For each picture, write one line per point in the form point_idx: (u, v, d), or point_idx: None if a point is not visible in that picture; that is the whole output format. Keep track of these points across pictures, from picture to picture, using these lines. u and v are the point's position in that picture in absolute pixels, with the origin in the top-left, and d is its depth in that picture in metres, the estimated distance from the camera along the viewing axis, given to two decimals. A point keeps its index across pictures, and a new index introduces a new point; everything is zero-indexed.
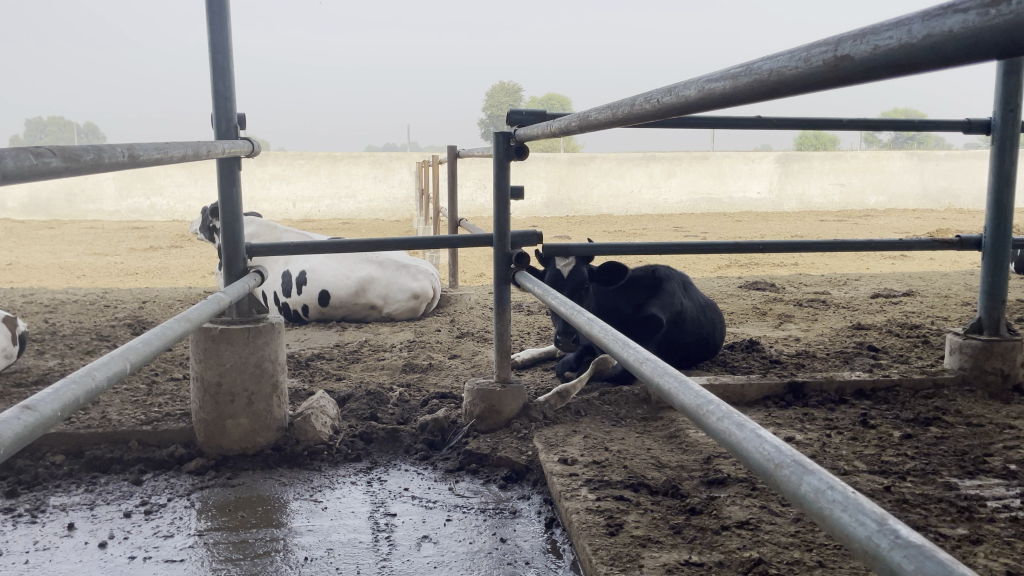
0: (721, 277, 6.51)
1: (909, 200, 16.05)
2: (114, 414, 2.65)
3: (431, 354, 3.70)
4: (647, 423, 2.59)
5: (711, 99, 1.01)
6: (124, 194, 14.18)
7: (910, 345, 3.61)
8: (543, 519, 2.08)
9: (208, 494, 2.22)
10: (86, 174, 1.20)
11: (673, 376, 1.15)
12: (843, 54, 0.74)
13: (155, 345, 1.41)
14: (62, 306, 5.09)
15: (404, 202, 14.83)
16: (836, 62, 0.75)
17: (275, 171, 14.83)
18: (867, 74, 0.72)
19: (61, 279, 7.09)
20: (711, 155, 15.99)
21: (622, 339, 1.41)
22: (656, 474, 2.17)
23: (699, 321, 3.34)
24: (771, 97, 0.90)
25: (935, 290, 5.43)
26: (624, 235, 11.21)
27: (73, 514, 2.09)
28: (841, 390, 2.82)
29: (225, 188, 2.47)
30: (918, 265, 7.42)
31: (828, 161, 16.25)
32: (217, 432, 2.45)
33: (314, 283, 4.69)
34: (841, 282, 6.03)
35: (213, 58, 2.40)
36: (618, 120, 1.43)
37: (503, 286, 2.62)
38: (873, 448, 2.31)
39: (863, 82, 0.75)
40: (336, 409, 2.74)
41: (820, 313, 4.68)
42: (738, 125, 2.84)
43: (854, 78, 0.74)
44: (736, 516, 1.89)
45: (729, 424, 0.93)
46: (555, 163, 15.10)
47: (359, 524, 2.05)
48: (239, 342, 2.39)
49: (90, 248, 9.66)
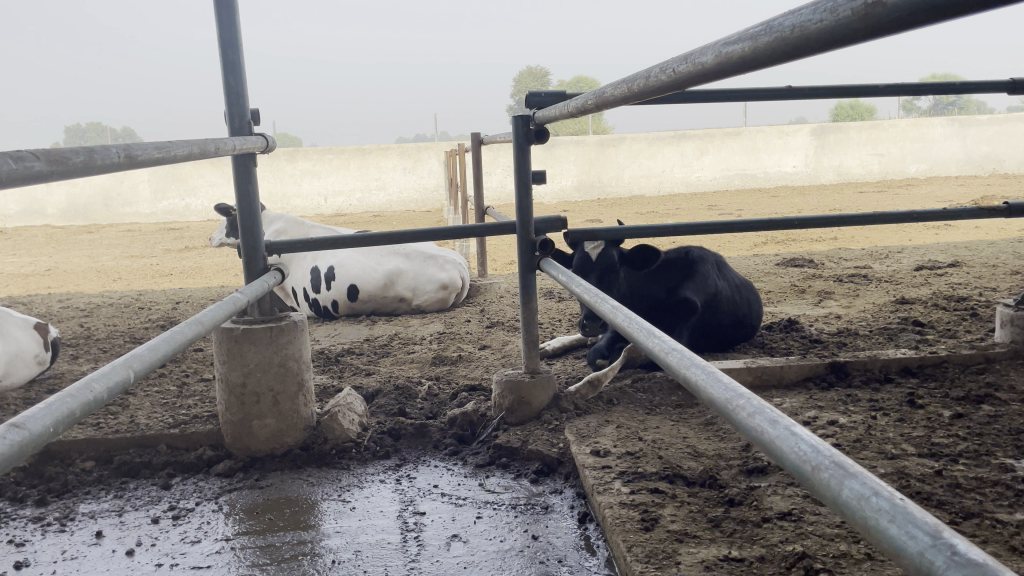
0: (758, 255, 6.36)
1: (951, 166, 15.61)
2: (142, 418, 2.64)
3: (461, 345, 3.65)
4: (682, 410, 2.51)
5: (728, 65, 0.92)
6: (160, 196, 14.39)
7: (957, 319, 3.46)
8: (576, 514, 2.00)
9: (236, 497, 2.19)
10: (76, 178, 1.14)
11: (702, 368, 1.06)
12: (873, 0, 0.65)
13: (162, 351, 1.36)
14: (97, 310, 5.14)
15: (434, 192, 14.82)
16: (865, 10, 0.66)
17: (305, 167, 14.91)
18: (902, 21, 0.63)
19: (97, 283, 7.18)
20: (743, 130, 15.67)
21: (648, 328, 1.32)
22: (692, 463, 2.08)
23: (735, 303, 3.23)
24: (794, 58, 0.81)
25: (982, 259, 5.23)
26: (657, 216, 11.07)
27: (102, 521, 2.08)
28: (886, 368, 2.70)
29: (241, 186, 2.43)
30: (963, 233, 7.19)
31: (865, 131, 15.84)
32: (244, 433, 2.41)
33: (342, 278, 4.65)
34: (883, 255, 5.85)
35: (223, 53, 2.35)
36: (634, 94, 1.34)
37: (528, 273, 2.54)
38: (923, 429, 2.20)
39: (904, 32, 0.66)
40: (363, 406, 2.69)
41: (861, 288, 4.52)
42: (768, 96, 2.72)
43: (886, 27, 0.66)
44: (778, 506, 1.80)
45: (762, 421, 0.85)
46: (584, 146, 14.95)
47: (388, 524, 2.00)
48: (262, 341, 2.35)
49: (128, 250, 9.79)
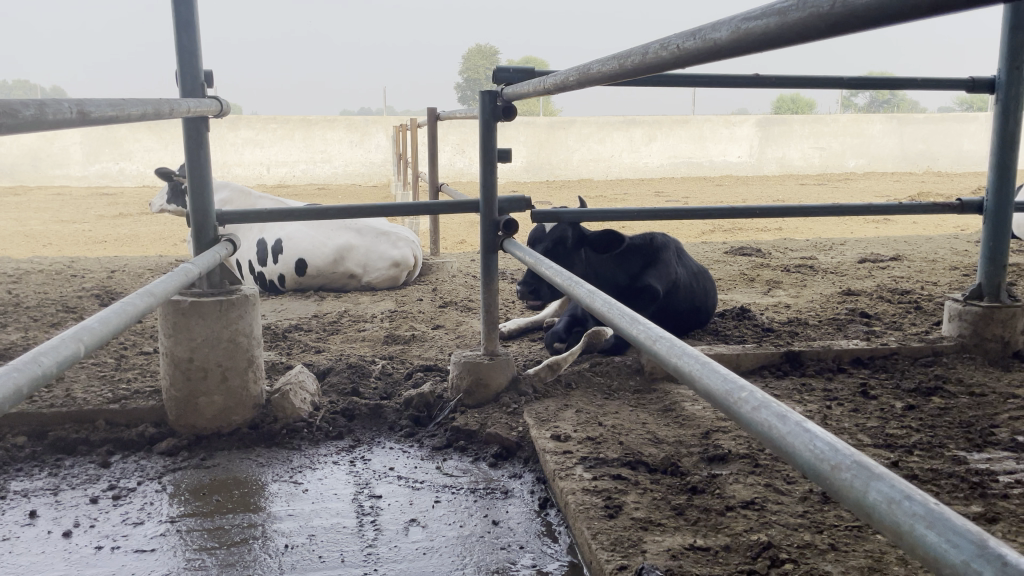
0: (706, 242, 6.42)
1: (888, 163, 16.06)
2: (79, 392, 2.50)
3: (413, 324, 3.58)
4: (640, 395, 2.50)
5: (746, 42, 0.91)
6: (92, 159, 13.82)
7: (903, 311, 3.54)
8: (537, 500, 1.97)
9: (180, 477, 2.10)
10: (26, 132, 1.04)
11: (694, 357, 1.03)
12: None
13: (114, 324, 1.27)
14: (26, 277, 4.89)
15: (380, 167, 14.59)
16: None
17: (247, 135, 14.49)
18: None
19: (25, 248, 6.85)
20: (691, 118, 15.81)
21: (630, 315, 1.29)
22: (653, 450, 2.07)
23: (692, 290, 3.27)
24: (826, 36, 0.80)
25: (922, 254, 5.37)
26: (605, 200, 11.10)
27: (35, 500, 1.96)
28: (839, 358, 2.74)
29: (192, 151, 2.31)
30: (901, 228, 7.40)
31: (808, 124, 16.16)
32: (189, 410, 2.31)
33: (290, 252, 4.53)
34: (827, 246, 5.96)
35: (176, 9, 2.22)
36: (626, 72, 1.31)
37: (490, 254, 2.48)
38: (876, 420, 2.23)
39: (970, 9, 0.64)
40: (316, 384, 2.61)
41: (809, 279, 4.60)
42: (734, 84, 2.71)
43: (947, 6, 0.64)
44: (741, 495, 1.79)
45: (769, 416, 0.82)
46: (534, 126, 14.88)
47: (343, 508, 1.94)
48: (211, 315, 2.25)
49: (58, 215, 9.37)
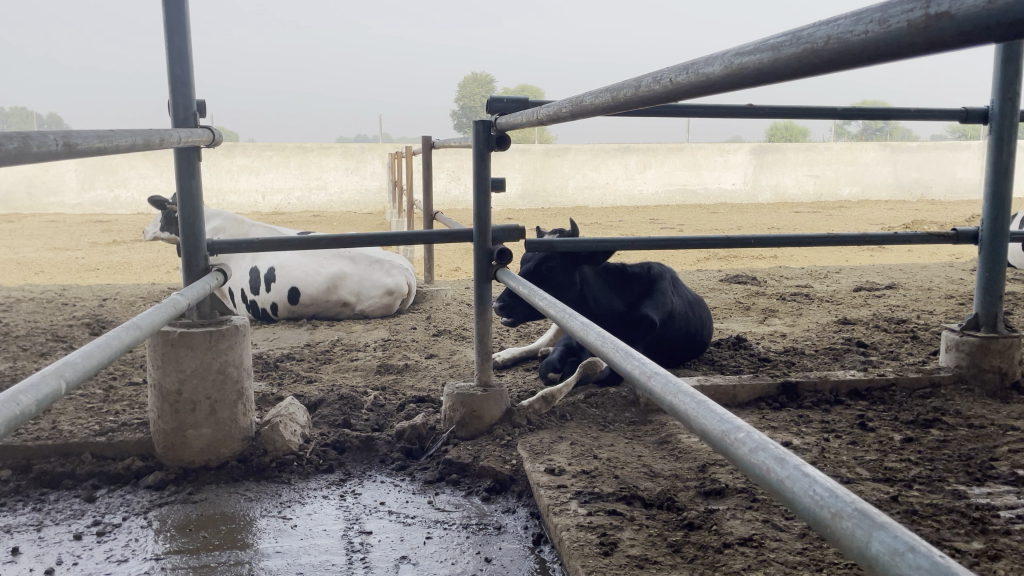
0: (701, 270, 6.42)
1: (881, 191, 16.16)
2: (66, 424, 2.46)
3: (407, 353, 3.54)
4: (636, 427, 2.47)
5: (739, 77, 0.90)
6: (87, 187, 13.82)
7: (899, 341, 3.52)
8: (530, 536, 1.93)
9: (167, 512, 2.05)
10: (8, 164, 1.02)
11: (690, 395, 1.00)
12: (936, 12, 0.62)
13: (97, 359, 1.24)
14: (16, 305, 4.85)
15: (376, 194, 14.61)
16: (927, 22, 0.63)
17: (243, 162, 14.53)
18: (968, 36, 0.61)
19: (17, 275, 6.81)
20: (685, 146, 15.91)
21: (625, 348, 1.27)
22: (649, 484, 2.04)
23: (688, 320, 3.25)
24: (820, 73, 0.79)
25: (918, 283, 5.36)
26: (600, 228, 11.12)
27: (18, 536, 1.91)
28: (836, 390, 2.72)
29: (183, 180, 2.29)
30: (896, 257, 7.42)
31: (801, 153, 16.28)
32: (177, 443, 2.27)
33: (283, 280, 4.50)
34: (822, 275, 5.96)
35: (170, 39, 2.21)
36: (618, 104, 1.30)
37: (483, 284, 2.46)
38: (874, 453, 2.20)
39: (968, 46, 0.63)
40: (307, 416, 2.57)
41: (804, 308, 4.58)
42: (728, 114, 2.71)
43: (945, 43, 0.63)
44: (738, 532, 1.76)
45: (766, 458, 0.79)
46: (529, 154, 14.95)
47: (332, 544, 1.90)
48: (200, 346, 2.22)
49: (51, 242, 9.34)
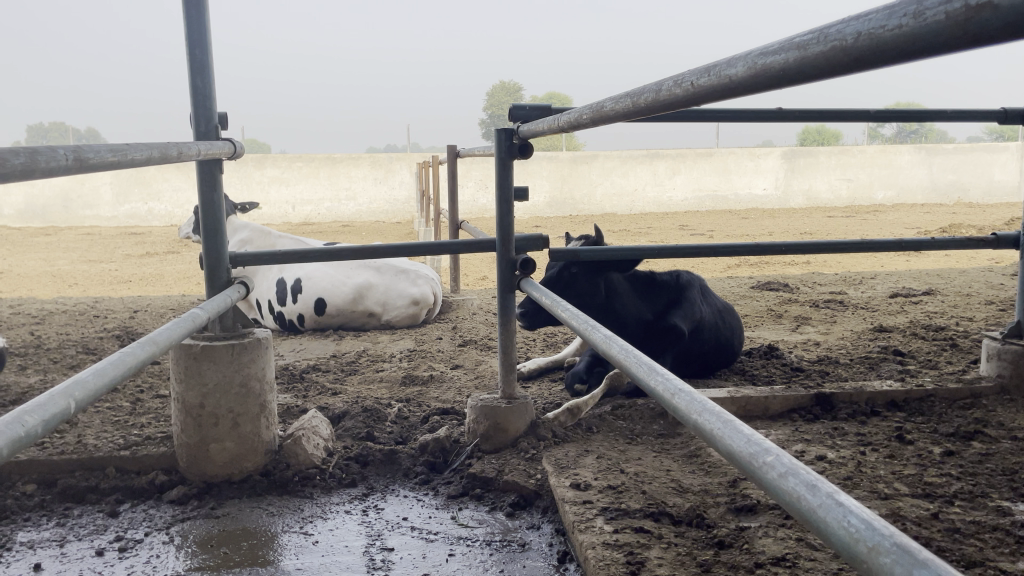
0: (731, 277, 6.32)
1: (917, 194, 15.87)
2: (91, 438, 2.46)
3: (432, 364, 3.52)
4: (665, 440, 2.41)
5: (762, 79, 0.85)
6: (122, 200, 14.04)
7: (937, 349, 3.41)
8: (555, 553, 1.88)
9: (189, 528, 2.04)
10: (16, 181, 1.01)
11: (714, 414, 0.96)
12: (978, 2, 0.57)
13: (109, 377, 1.22)
14: (49, 318, 4.91)
15: (404, 204, 14.67)
16: (967, 14, 0.58)
17: (274, 174, 14.68)
18: (1015, 28, 0.55)
19: (51, 288, 6.91)
20: (715, 151, 15.76)
21: (647, 363, 1.22)
22: (677, 500, 1.98)
23: (718, 329, 3.19)
24: (849, 73, 0.74)
25: (956, 288, 5.23)
26: (629, 235, 11.03)
27: (41, 552, 1.91)
28: (872, 401, 2.63)
29: (205, 193, 2.28)
30: (933, 262, 7.27)
31: (834, 156, 16.03)
32: (200, 458, 2.26)
33: (309, 291, 4.50)
34: (856, 281, 5.84)
35: (191, 52, 2.21)
36: (638, 110, 1.26)
37: (507, 294, 2.42)
38: (913, 467, 2.12)
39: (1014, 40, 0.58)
40: (330, 429, 2.55)
41: (838, 315, 4.48)
42: (756, 118, 2.65)
43: (989, 36, 0.58)
44: (770, 551, 1.69)
45: (796, 483, 0.74)
46: (557, 162, 14.92)
47: (354, 561, 1.86)
48: (223, 359, 2.21)
49: (86, 256, 9.48)
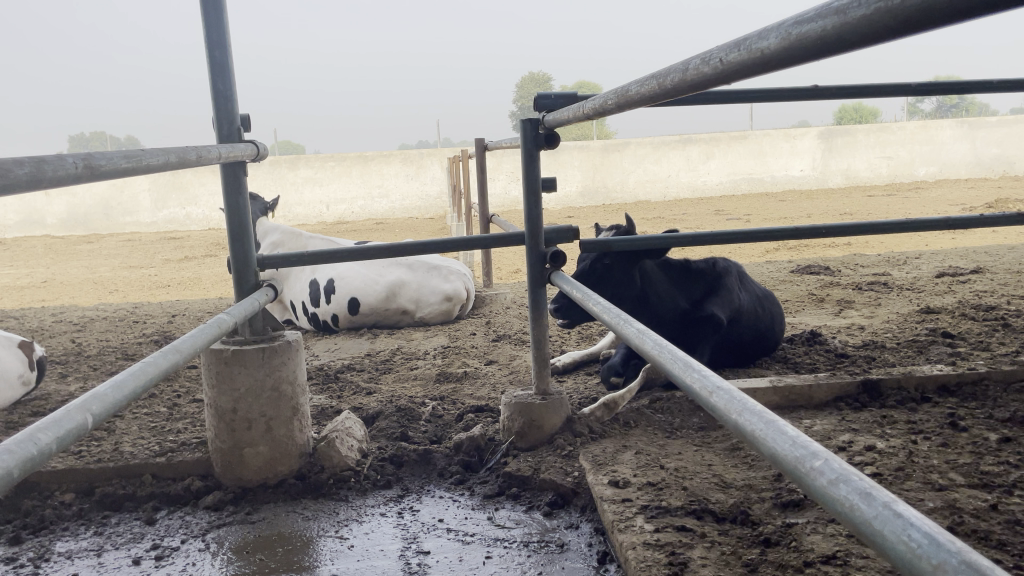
0: (770, 262, 6.18)
1: (961, 169, 15.43)
2: (128, 445, 2.47)
3: (466, 360, 3.48)
4: (705, 433, 2.34)
5: (797, 50, 0.79)
6: (160, 206, 14.25)
7: (988, 330, 3.28)
8: (595, 554, 1.83)
9: (225, 534, 2.02)
10: (22, 192, 0.98)
11: (756, 415, 0.89)
12: None
13: (128, 390, 1.19)
14: (90, 325, 4.97)
15: (437, 200, 14.69)
16: None
17: (307, 174, 14.78)
18: None
19: (93, 295, 7.02)
20: (749, 134, 15.50)
21: (684, 359, 1.16)
22: (720, 496, 1.91)
23: (758, 317, 3.10)
24: (897, 35, 0.67)
25: (1005, 265, 5.05)
26: (663, 222, 10.89)
27: (78, 562, 1.90)
28: (922, 386, 2.53)
29: (229, 196, 2.26)
30: (980, 239, 7.06)
31: (873, 134, 15.66)
32: (234, 462, 2.24)
33: (343, 291, 4.50)
34: (900, 261, 5.68)
35: (211, 54, 2.19)
36: (665, 92, 1.19)
37: (538, 288, 2.37)
38: (968, 455, 2.02)
39: None
40: (363, 430, 2.52)
41: (882, 298, 4.34)
42: (791, 97, 2.56)
43: None
44: (820, 549, 1.62)
45: (850, 493, 0.68)
46: (588, 151, 14.78)
47: (389, 566, 1.83)
48: (253, 363, 2.18)
49: (126, 261, 9.63)
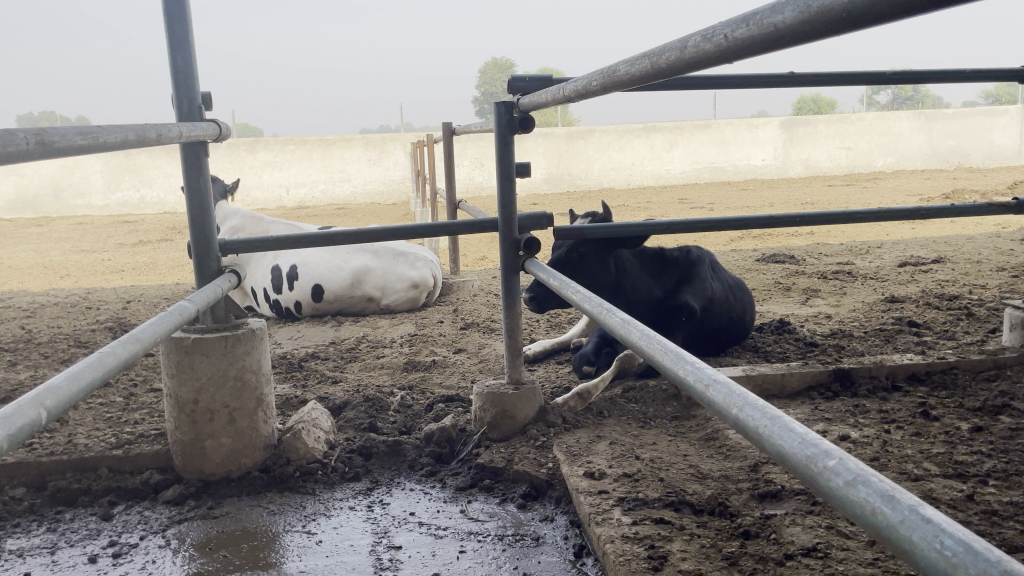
0: (736, 250, 6.20)
1: (917, 160, 15.72)
2: (82, 437, 2.37)
3: (434, 349, 3.42)
4: (680, 423, 2.32)
5: (816, 24, 0.74)
6: (113, 187, 13.87)
7: (953, 319, 3.31)
8: (571, 547, 1.79)
9: (186, 530, 1.95)
10: None
11: (758, 409, 0.85)
12: None
13: (84, 383, 1.11)
14: (41, 311, 4.79)
15: (399, 185, 14.53)
16: None
17: (267, 157, 14.50)
18: None
19: (43, 280, 6.79)
20: (712, 122, 15.59)
21: (675, 350, 1.12)
22: (697, 487, 1.89)
23: (729, 306, 3.09)
24: (933, 7, 0.62)
25: (965, 255, 5.12)
26: (628, 210, 10.90)
27: (30, 561, 1.81)
28: (892, 375, 2.54)
29: (189, 178, 2.16)
30: (938, 229, 7.18)
31: (833, 125, 15.86)
32: (196, 455, 2.16)
33: (306, 277, 4.40)
34: (863, 250, 5.74)
35: (170, 29, 2.08)
36: (658, 71, 1.14)
37: (511, 276, 2.31)
38: (941, 445, 2.02)
39: None
40: (331, 421, 2.44)
41: (848, 286, 4.37)
42: (765, 83, 2.53)
43: None
44: (800, 541, 1.60)
45: (873, 496, 0.64)
46: (553, 138, 14.68)
47: (359, 562, 1.77)
48: (216, 352, 2.10)
49: (78, 245, 9.34)
